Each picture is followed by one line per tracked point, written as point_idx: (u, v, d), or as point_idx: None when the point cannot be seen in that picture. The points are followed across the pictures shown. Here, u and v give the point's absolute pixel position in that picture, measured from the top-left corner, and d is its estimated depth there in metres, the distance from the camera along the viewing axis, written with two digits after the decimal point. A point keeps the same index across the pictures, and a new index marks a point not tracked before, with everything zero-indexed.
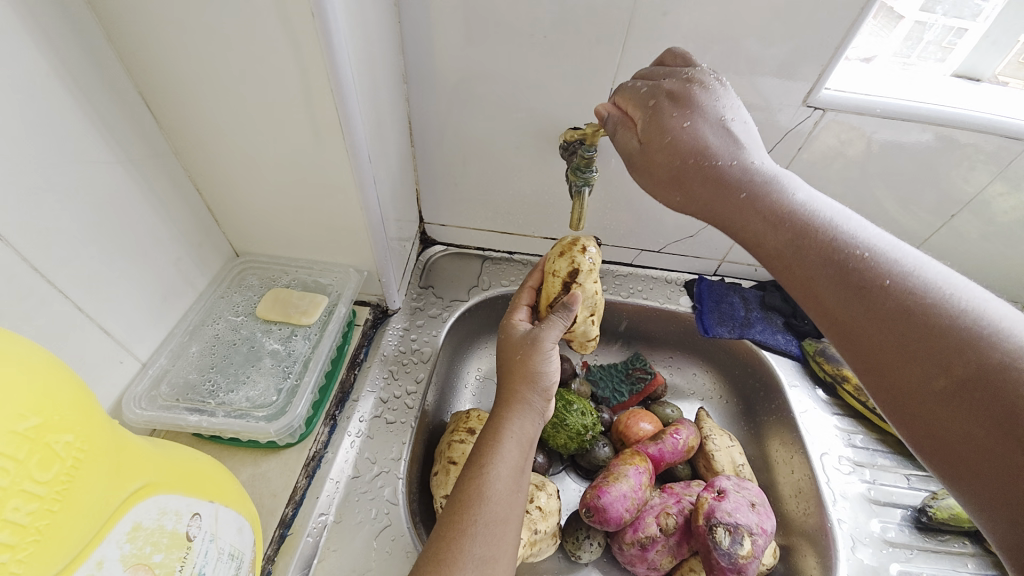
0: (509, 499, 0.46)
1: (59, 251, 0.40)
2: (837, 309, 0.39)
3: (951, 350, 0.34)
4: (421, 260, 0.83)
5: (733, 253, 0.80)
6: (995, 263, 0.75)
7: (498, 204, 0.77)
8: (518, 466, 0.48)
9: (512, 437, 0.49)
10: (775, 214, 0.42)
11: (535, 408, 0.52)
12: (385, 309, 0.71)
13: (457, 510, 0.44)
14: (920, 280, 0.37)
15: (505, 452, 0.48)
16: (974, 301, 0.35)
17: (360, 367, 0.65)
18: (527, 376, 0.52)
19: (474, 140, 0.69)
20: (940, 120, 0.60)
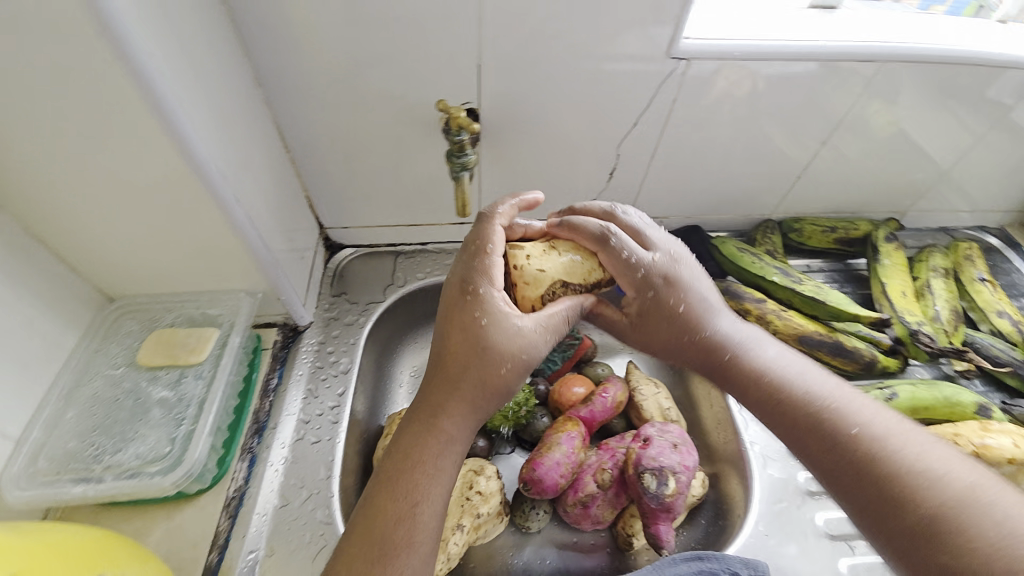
0: (439, 525, 0.42)
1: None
2: (814, 465, 0.43)
3: (905, 496, 0.37)
4: (331, 267, 0.79)
5: (637, 209, 0.82)
6: (869, 179, 0.81)
7: (396, 198, 0.74)
8: (447, 484, 0.43)
9: (441, 447, 0.43)
10: (750, 368, 0.48)
11: (473, 401, 0.45)
12: (295, 326, 0.68)
13: (378, 547, 0.40)
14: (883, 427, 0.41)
15: (433, 469, 0.43)
16: (915, 442, 0.40)
17: (275, 393, 0.62)
18: (476, 367, 0.45)
19: (352, 137, 0.65)
20: (793, 53, 0.62)
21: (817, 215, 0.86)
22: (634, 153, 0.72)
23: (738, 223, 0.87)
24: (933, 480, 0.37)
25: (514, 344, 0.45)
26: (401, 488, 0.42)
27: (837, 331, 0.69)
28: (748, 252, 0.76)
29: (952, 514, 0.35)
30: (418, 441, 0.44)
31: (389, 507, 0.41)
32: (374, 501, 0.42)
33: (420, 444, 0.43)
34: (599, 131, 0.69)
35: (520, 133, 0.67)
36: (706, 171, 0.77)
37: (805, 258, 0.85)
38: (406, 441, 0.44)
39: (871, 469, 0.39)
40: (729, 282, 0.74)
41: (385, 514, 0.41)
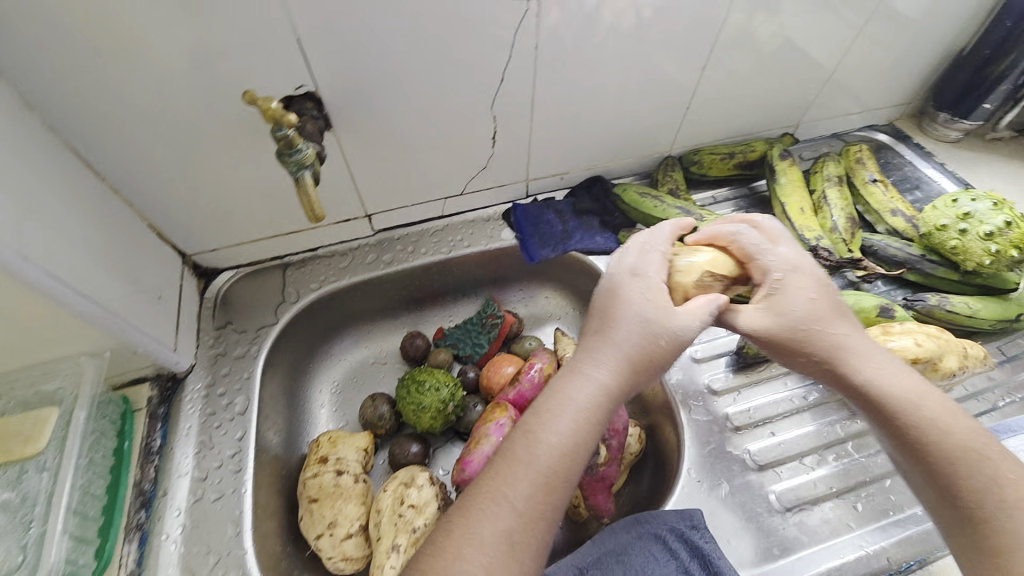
0: (528, 530, 0.40)
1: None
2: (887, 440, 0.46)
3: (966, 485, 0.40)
4: (210, 297, 0.70)
5: (533, 171, 0.77)
6: (758, 97, 0.79)
7: (261, 208, 0.66)
8: (535, 474, 0.41)
9: (546, 428, 0.42)
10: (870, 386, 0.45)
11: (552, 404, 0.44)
12: (172, 374, 0.61)
13: (445, 551, 0.38)
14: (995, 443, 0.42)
15: (528, 463, 0.41)
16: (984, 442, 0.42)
17: (160, 455, 0.56)
18: (637, 338, 0.46)
19: (178, 151, 0.56)
20: None
21: (716, 143, 0.84)
22: (511, 112, 0.66)
23: (641, 166, 0.84)
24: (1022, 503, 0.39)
25: (643, 320, 0.46)
26: (500, 463, 0.42)
27: None
28: (650, 197, 0.73)
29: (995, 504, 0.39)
30: (535, 412, 0.45)
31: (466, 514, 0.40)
32: (462, 500, 0.42)
33: (525, 427, 0.44)
34: (466, 95, 0.62)
35: (378, 112, 0.60)
36: (593, 117, 0.72)
37: (710, 189, 0.84)
38: (537, 398, 0.45)
39: (942, 466, 0.42)
40: (637, 230, 0.72)
41: (468, 513, 0.40)
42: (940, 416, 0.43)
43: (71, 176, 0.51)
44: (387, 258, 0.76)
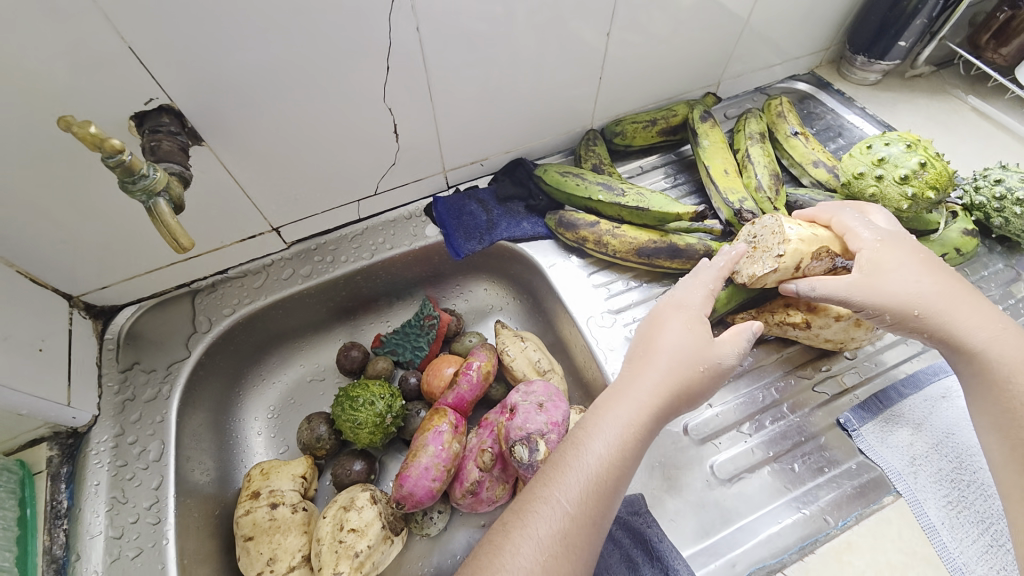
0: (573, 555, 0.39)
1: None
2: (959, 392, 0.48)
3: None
4: (110, 338, 0.64)
5: (449, 161, 0.73)
6: (674, 57, 0.76)
7: (147, 236, 0.60)
8: (589, 484, 0.42)
9: (595, 446, 0.44)
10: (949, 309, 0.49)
11: (595, 431, 0.45)
12: (74, 430, 0.57)
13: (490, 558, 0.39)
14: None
15: (570, 475, 0.43)
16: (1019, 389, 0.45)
17: (68, 518, 0.52)
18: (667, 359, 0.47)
19: (23, 185, 0.49)
20: None
21: (637, 112, 0.81)
22: (408, 100, 0.62)
23: (564, 142, 0.81)
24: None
25: (670, 343, 0.48)
26: (552, 471, 0.43)
27: (669, 233, 0.66)
28: (571, 174, 0.69)
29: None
30: (591, 420, 0.46)
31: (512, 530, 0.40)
32: (508, 514, 0.42)
33: (575, 443, 0.45)
34: (353, 88, 0.57)
35: (256, 115, 0.55)
36: (502, 97, 0.68)
37: (637, 160, 0.81)
38: (588, 414, 0.46)
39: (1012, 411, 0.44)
40: (562, 212, 0.70)
41: (507, 534, 0.40)
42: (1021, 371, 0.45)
43: None
44: (305, 272, 0.72)
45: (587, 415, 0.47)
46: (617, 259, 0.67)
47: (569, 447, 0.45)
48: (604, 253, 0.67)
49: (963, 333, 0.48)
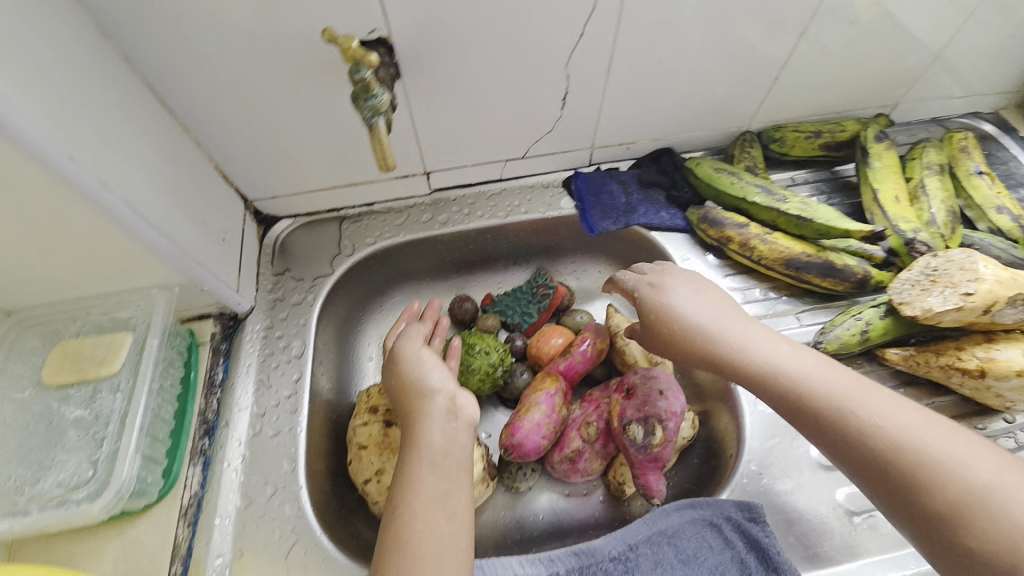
0: (431, 534, 0.41)
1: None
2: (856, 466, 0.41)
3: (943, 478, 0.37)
4: (269, 243, 0.71)
5: (599, 137, 0.73)
6: (857, 71, 0.71)
7: (325, 157, 0.65)
8: (435, 473, 0.45)
9: (440, 423, 0.48)
10: (787, 379, 0.45)
11: (446, 392, 0.50)
12: (234, 314, 0.62)
13: (390, 509, 0.43)
14: (941, 454, 0.38)
15: (447, 419, 0.48)
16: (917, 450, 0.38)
17: (222, 387, 0.57)
18: (776, 369, 0.46)
19: (249, 92, 0.54)
20: None
21: (799, 121, 0.77)
22: (586, 70, 0.62)
23: (712, 139, 0.79)
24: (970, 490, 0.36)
25: (782, 355, 0.47)
26: (408, 440, 0.48)
27: (826, 250, 0.63)
28: (726, 171, 0.68)
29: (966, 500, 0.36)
30: (416, 395, 0.51)
31: (411, 465, 0.45)
32: (401, 457, 0.47)
33: (424, 390, 0.51)
34: (544, 51, 0.58)
35: (452, 62, 0.57)
36: (670, 82, 0.67)
37: (788, 170, 0.78)
38: (405, 383, 0.52)
39: (896, 475, 0.38)
40: (708, 208, 0.69)
41: (410, 465, 0.45)
42: (915, 424, 0.40)
43: (148, 109, 0.50)
44: (442, 219, 0.75)
45: (404, 381, 0.53)
46: (760, 266, 0.65)
47: (411, 400, 0.51)
48: (748, 257, 0.65)
49: (813, 421, 0.43)
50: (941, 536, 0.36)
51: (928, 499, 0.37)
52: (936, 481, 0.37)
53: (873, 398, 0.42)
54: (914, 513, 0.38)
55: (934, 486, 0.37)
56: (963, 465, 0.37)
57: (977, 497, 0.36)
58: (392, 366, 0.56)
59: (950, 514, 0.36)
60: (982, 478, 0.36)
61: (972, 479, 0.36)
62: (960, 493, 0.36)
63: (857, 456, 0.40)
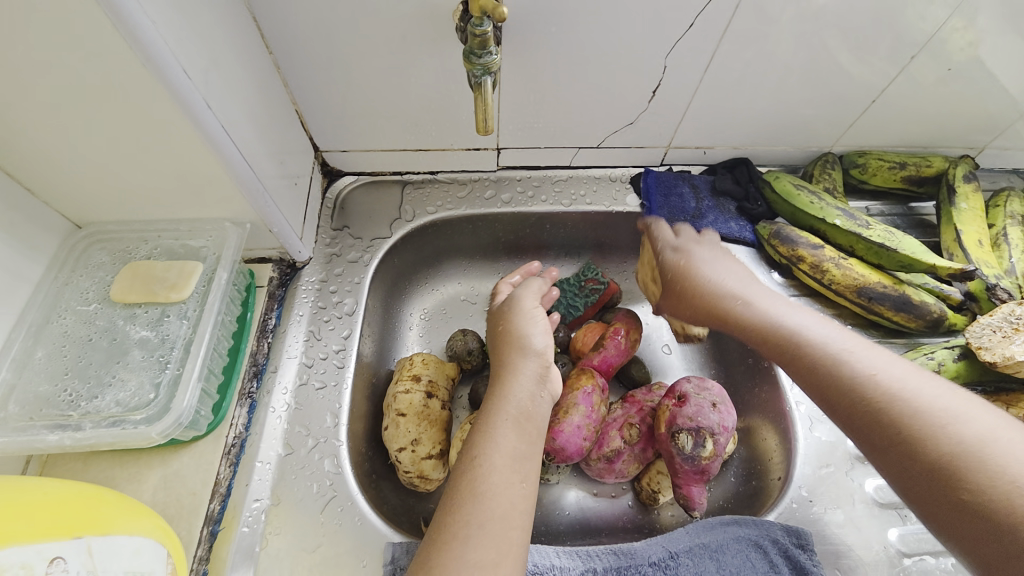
0: (506, 487, 0.41)
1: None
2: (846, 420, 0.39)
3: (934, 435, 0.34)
4: (330, 198, 0.70)
5: (677, 137, 0.71)
6: (952, 113, 0.69)
7: (404, 119, 0.64)
8: (517, 429, 0.45)
9: (530, 388, 0.48)
10: (788, 334, 0.45)
11: (543, 358, 0.52)
12: (293, 262, 0.61)
13: (466, 458, 0.43)
14: (939, 406, 0.35)
15: (530, 382, 0.49)
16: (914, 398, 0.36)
17: (273, 335, 0.56)
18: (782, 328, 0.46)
19: (348, 39, 0.53)
20: None
21: (885, 150, 0.74)
22: (683, 64, 0.60)
23: (788, 157, 0.77)
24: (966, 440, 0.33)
25: (786, 314, 0.47)
26: (495, 394, 0.48)
27: (902, 283, 0.62)
28: (806, 190, 0.67)
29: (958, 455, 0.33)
30: (516, 352, 0.52)
31: (492, 419, 0.45)
32: (482, 411, 0.47)
33: (520, 350, 0.52)
34: (647, 38, 0.57)
35: (554, 36, 0.56)
36: (763, 90, 0.65)
37: (864, 199, 0.76)
38: (506, 343, 0.54)
39: (894, 431, 0.36)
40: (781, 224, 0.67)
41: (490, 419, 0.45)
42: (916, 380, 0.37)
43: (249, 41, 0.49)
44: (505, 197, 0.73)
45: (505, 342, 0.54)
46: (828, 291, 0.64)
47: (507, 358, 0.52)
48: (817, 279, 0.63)
49: (812, 372, 0.42)
50: (941, 488, 0.33)
51: (925, 451, 0.34)
52: (929, 432, 0.34)
53: (873, 355, 0.40)
54: (913, 466, 0.34)
55: (930, 437, 0.34)
56: (949, 412, 0.35)
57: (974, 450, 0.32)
58: (501, 321, 0.57)
59: (946, 463, 0.33)
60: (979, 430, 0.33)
61: (969, 434, 0.33)
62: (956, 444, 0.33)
63: (852, 406, 0.38)
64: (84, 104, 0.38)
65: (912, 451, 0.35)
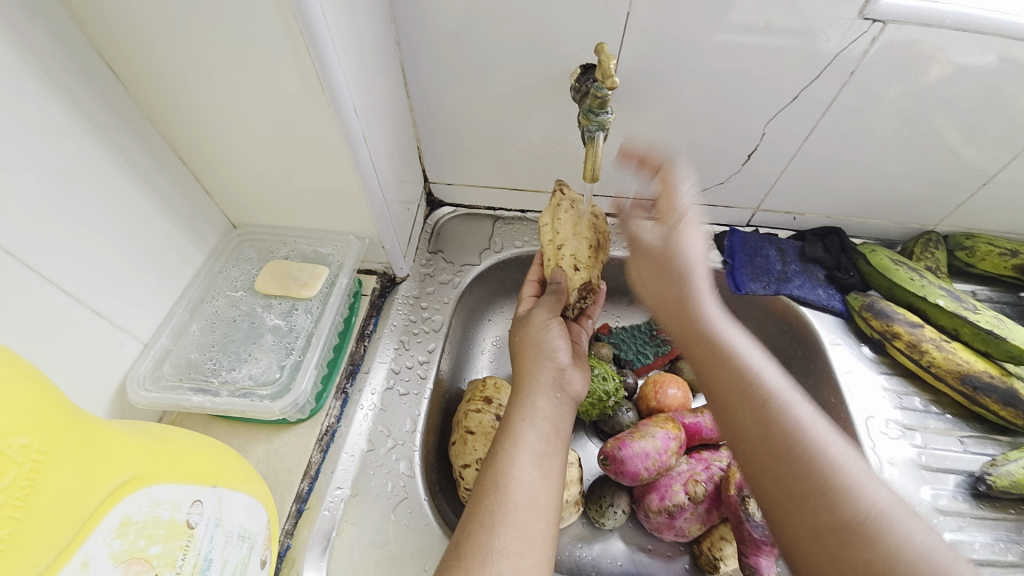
0: (531, 486, 0.41)
1: (4, 224, 0.35)
2: (759, 485, 0.38)
3: (827, 504, 0.34)
4: (429, 224, 0.77)
5: (767, 201, 0.73)
6: None
7: (507, 161, 0.70)
8: (539, 434, 0.45)
9: (547, 391, 0.49)
10: (716, 347, 0.43)
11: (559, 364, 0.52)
12: (394, 277, 0.67)
13: (491, 456, 0.44)
14: (833, 458, 0.36)
15: (549, 385, 0.49)
16: (829, 458, 0.36)
17: (369, 339, 0.62)
18: (737, 367, 0.42)
19: (474, 91, 0.61)
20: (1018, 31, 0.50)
21: (994, 234, 0.71)
22: (781, 133, 0.63)
23: (884, 231, 0.75)
24: (860, 507, 0.33)
25: (746, 347, 0.43)
26: (515, 399, 0.49)
27: (1012, 375, 0.60)
28: (906, 266, 0.66)
29: (845, 520, 0.33)
30: (529, 355, 0.52)
31: (517, 418, 0.46)
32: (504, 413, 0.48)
33: (535, 348, 0.52)
34: (746, 108, 0.60)
35: (660, 100, 0.60)
36: (861, 163, 0.66)
37: (970, 282, 0.73)
38: (519, 346, 0.54)
39: (800, 504, 0.35)
40: (875, 298, 0.66)
41: (510, 419, 0.46)
42: (834, 446, 0.36)
43: (395, 87, 0.58)
44: None
45: (517, 344, 0.54)
46: (925, 373, 0.62)
47: (522, 362, 0.52)
48: (914, 360, 0.62)
49: (746, 421, 0.39)
50: (810, 528, 0.34)
51: (815, 508, 0.34)
52: (823, 502, 0.34)
53: (784, 387, 0.40)
54: (793, 505, 0.36)
55: (821, 497, 0.34)
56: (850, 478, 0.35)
57: (864, 519, 0.33)
58: (518, 329, 0.56)
59: (834, 512, 0.34)
60: (876, 502, 0.33)
61: (861, 505, 0.33)
62: (847, 503, 0.34)
63: (755, 447, 0.39)
64: (273, 128, 0.47)
65: (789, 498, 0.36)
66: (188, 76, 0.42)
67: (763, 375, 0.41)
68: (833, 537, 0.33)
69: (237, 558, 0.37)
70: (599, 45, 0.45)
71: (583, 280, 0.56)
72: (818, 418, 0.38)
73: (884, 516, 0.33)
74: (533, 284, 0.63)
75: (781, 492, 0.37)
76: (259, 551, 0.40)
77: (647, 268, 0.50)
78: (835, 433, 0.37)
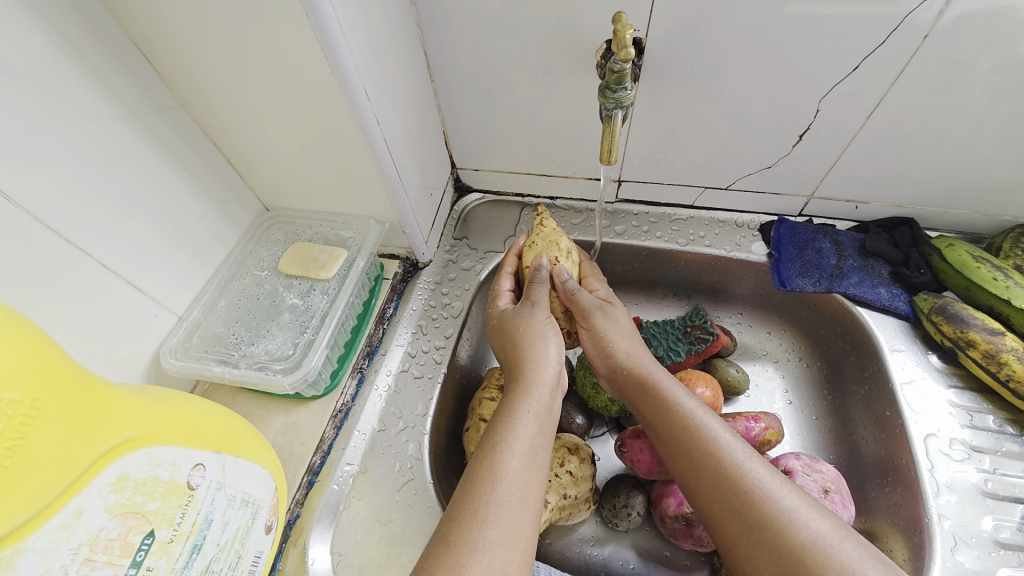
0: (525, 477, 0.40)
1: (53, 205, 0.40)
2: (717, 525, 0.40)
3: (775, 533, 0.37)
4: (457, 210, 0.76)
5: (824, 187, 0.65)
6: None
7: (534, 146, 0.68)
8: (535, 425, 0.44)
9: (549, 385, 0.47)
10: (664, 402, 0.47)
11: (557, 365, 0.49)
12: (416, 262, 0.68)
13: (488, 447, 0.41)
14: (773, 490, 0.39)
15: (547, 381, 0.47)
16: (771, 490, 0.39)
17: (389, 322, 0.63)
18: (683, 417, 0.45)
19: (496, 73, 0.59)
20: None
21: None
22: (837, 112, 0.56)
23: (968, 223, 0.65)
24: (800, 534, 0.36)
25: (690, 398, 0.47)
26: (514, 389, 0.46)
27: None
28: (989, 264, 0.57)
29: (791, 544, 0.36)
30: (529, 342, 0.49)
31: (516, 408, 0.44)
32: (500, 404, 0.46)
33: (540, 338, 0.50)
34: (795, 84, 0.54)
35: (696, 76, 0.55)
36: (942, 145, 0.57)
37: None
38: (516, 336, 0.50)
39: (752, 534, 0.38)
40: (948, 299, 0.57)
41: (511, 411, 0.44)
42: (769, 479, 0.40)
43: (416, 70, 0.57)
44: (618, 229, 0.72)
45: (512, 334, 0.51)
46: (1004, 388, 0.54)
47: (524, 349, 0.49)
48: (990, 372, 0.54)
49: (696, 465, 0.42)
50: (763, 560, 0.37)
51: (762, 538, 0.37)
52: (768, 531, 0.37)
53: (723, 430, 0.44)
54: (745, 537, 0.38)
55: (769, 526, 0.37)
56: (786, 508, 0.37)
57: (807, 543, 0.35)
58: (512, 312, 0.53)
59: (781, 541, 0.36)
60: (811, 528, 0.36)
61: (802, 531, 0.36)
62: (791, 531, 0.36)
63: (707, 481, 0.41)
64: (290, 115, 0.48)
65: (746, 533, 0.38)
66: (209, 65, 0.45)
67: (705, 420, 0.44)
68: (789, 567, 0.35)
69: (241, 521, 0.39)
70: (618, 12, 0.43)
71: (591, 302, 0.52)
72: (753, 453, 0.42)
73: (819, 539, 0.36)
74: (510, 276, 0.58)
75: (738, 530, 0.38)
76: (266, 517, 0.42)
77: (600, 333, 0.52)
78: (768, 464, 0.41)
